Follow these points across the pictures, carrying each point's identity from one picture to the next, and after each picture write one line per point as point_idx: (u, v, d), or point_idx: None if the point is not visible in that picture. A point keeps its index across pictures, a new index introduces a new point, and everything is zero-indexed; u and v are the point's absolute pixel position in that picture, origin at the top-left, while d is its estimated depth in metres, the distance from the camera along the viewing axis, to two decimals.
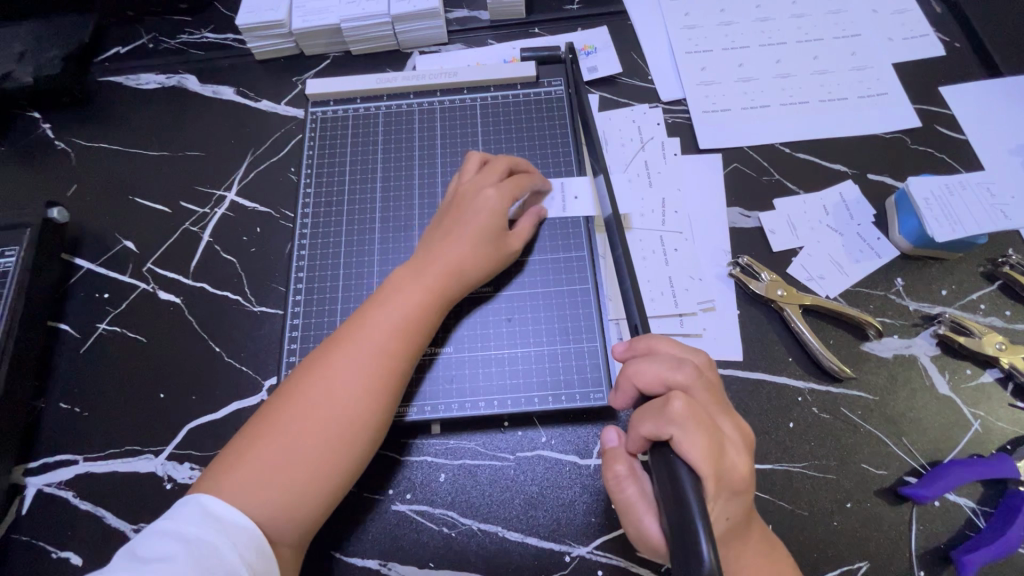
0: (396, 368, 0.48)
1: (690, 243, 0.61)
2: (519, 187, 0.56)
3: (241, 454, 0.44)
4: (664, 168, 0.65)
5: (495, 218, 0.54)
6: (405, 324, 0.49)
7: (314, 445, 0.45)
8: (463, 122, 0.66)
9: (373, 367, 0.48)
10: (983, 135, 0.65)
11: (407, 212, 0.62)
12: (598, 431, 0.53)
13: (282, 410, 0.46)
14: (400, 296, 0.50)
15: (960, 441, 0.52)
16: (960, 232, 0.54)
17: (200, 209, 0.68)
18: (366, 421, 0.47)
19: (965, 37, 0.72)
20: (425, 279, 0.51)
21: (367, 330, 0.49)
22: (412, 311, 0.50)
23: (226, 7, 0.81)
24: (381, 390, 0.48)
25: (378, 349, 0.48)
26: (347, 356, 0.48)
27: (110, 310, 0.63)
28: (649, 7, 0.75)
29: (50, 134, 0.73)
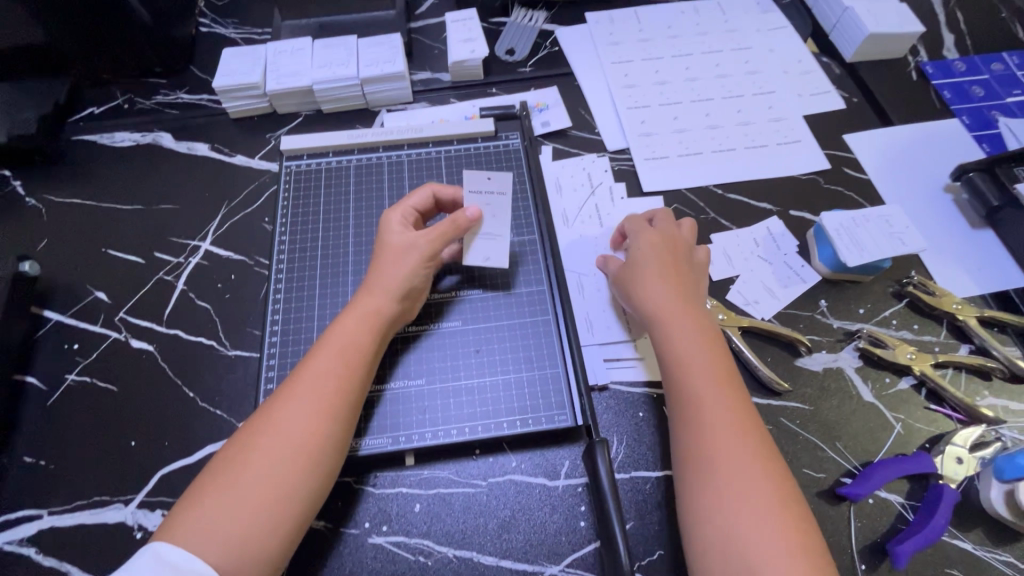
0: (344, 398, 0.51)
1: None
2: (411, 210, 0.61)
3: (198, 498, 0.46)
4: (612, 209, 0.72)
5: (391, 237, 0.58)
6: (350, 356, 0.52)
7: (266, 479, 0.46)
8: (429, 172, 0.72)
9: (320, 399, 0.50)
10: (883, 174, 0.75)
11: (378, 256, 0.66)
12: (565, 452, 0.57)
13: (237, 450, 0.48)
14: (343, 331, 0.54)
15: (885, 443, 0.58)
16: (866, 256, 0.62)
17: (174, 258, 0.70)
18: (316, 452, 0.48)
19: (861, 93, 0.84)
20: (358, 309, 0.55)
21: (307, 363, 0.52)
22: (354, 344, 0.53)
23: (202, 70, 0.86)
24: (326, 418, 0.50)
25: (319, 378, 0.51)
26: (296, 392, 0.50)
27: (80, 360, 0.63)
28: (593, 69, 0.85)
29: (21, 191, 0.75)
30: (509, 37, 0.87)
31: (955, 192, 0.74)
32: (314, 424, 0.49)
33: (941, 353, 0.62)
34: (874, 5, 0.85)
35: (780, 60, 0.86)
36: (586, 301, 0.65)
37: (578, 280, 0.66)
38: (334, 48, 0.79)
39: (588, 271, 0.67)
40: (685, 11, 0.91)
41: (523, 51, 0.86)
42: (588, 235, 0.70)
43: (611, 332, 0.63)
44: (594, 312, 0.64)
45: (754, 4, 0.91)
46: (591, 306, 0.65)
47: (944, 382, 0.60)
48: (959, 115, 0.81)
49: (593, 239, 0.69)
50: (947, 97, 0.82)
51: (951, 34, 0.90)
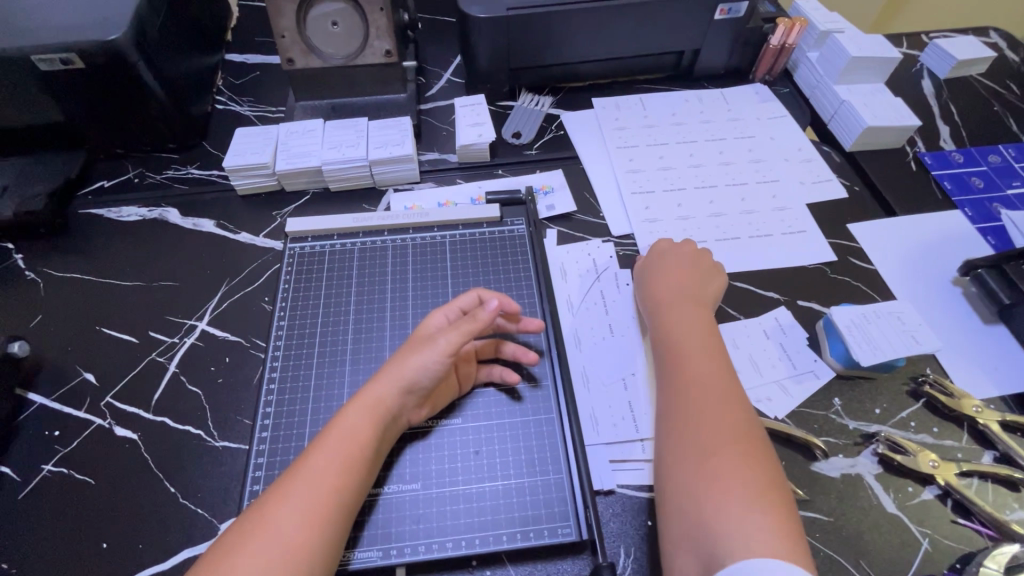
0: (342, 497, 0.48)
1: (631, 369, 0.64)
2: (457, 310, 0.60)
3: None
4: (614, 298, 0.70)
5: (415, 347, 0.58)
6: (350, 449, 0.50)
7: None
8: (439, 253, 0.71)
9: (315, 495, 0.47)
10: (890, 265, 0.75)
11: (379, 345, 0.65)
12: (569, 568, 0.52)
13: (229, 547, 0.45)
14: (350, 419, 0.52)
15: (913, 562, 0.54)
16: (879, 356, 0.61)
17: (169, 338, 0.68)
18: (306, 559, 0.44)
19: (863, 183, 0.85)
20: (365, 398, 0.53)
21: (310, 452, 0.50)
22: (356, 436, 0.50)
23: (215, 147, 0.88)
24: (321, 519, 0.46)
25: (321, 469, 0.48)
26: (296, 487, 0.48)
27: (59, 448, 0.60)
28: (598, 154, 0.86)
29: (20, 264, 0.74)
30: (515, 120, 0.90)
31: (963, 286, 0.73)
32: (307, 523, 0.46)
33: (964, 460, 0.59)
34: (870, 99, 0.88)
35: (780, 148, 0.87)
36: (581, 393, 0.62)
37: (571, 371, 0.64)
38: (345, 130, 0.81)
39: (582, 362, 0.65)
40: (686, 100, 0.94)
41: (530, 135, 0.88)
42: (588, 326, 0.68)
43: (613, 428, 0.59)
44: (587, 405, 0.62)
45: (753, 94, 0.94)
46: (596, 401, 0.62)
47: (970, 494, 0.57)
48: (961, 207, 0.81)
49: (597, 327, 0.68)
50: (948, 188, 0.83)
51: (946, 126, 0.92)
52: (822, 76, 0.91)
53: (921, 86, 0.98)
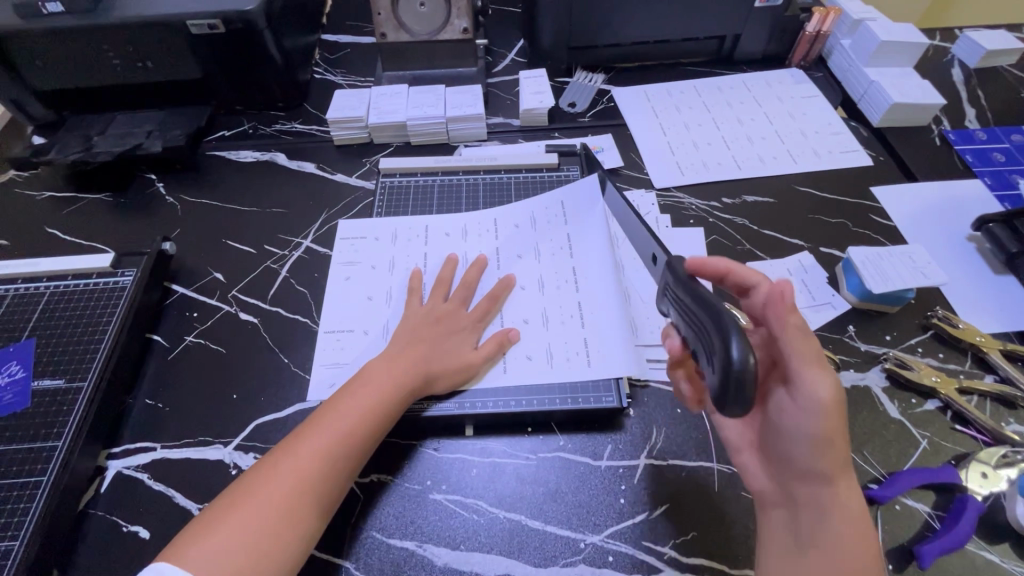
0: (361, 441, 0.57)
1: (598, 274, 0.73)
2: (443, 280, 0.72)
3: (244, 490, 0.53)
4: (550, 215, 0.79)
5: (412, 304, 0.70)
6: (378, 405, 0.59)
7: (287, 492, 0.52)
8: (410, 245, 0.79)
9: (332, 443, 0.56)
10: (908, 222, 0.83)
11: (393, 283, 0.75)
12: (608, 437, 0.64)
13: (244, 489, 0.53)
14: (382, 376, 0.61)
15: (913, 456, 0.62)
16: (890, 285, 0.69)
17: (280, 251, 0.82)
18: (323, 488, 0.54)
19: (888, 154, 0.93)
20: (401, 367, 0.61)
21: (345, 408, 0.58)
22: (387, 387, 0.60)
23: (314, 108, 1.04)
24: (348, 450, 0.56)
25: (350, 423, 0.57)
26: (315, 434, 0.56)
27: (197, 325, 0.75)
28: (643, 121, 0.98)
29: (162, 191, 0.91)
30: (572, 93, 1.02)
31: (977, 242, 0.80)
32: (327, 459, 0.55)
33: (966, 379, 0.67)
34: (897, 81, 0.96)
35: (811, 122, 0.96)
36: (584, 327, 0.68)
37: (563, 310, 0.70)
38: (426, 94, 0.95)
39: (570, 293, 0.72)
40: (726, 80, 1.04)
41: (583, 105, 1.00)
42: (546, 258, 0.75)
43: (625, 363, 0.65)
44: (592, 336, 0.68)
45: (788, 76, 1.04)
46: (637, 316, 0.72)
47: (969, 406, 0.65)
48: (980, 177, 0.89)
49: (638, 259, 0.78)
50: (969, 160, 0.91)
51: (972, 108, 0.99)
52: (854, 59, 1.00)
53: (950, 73, 1.05)
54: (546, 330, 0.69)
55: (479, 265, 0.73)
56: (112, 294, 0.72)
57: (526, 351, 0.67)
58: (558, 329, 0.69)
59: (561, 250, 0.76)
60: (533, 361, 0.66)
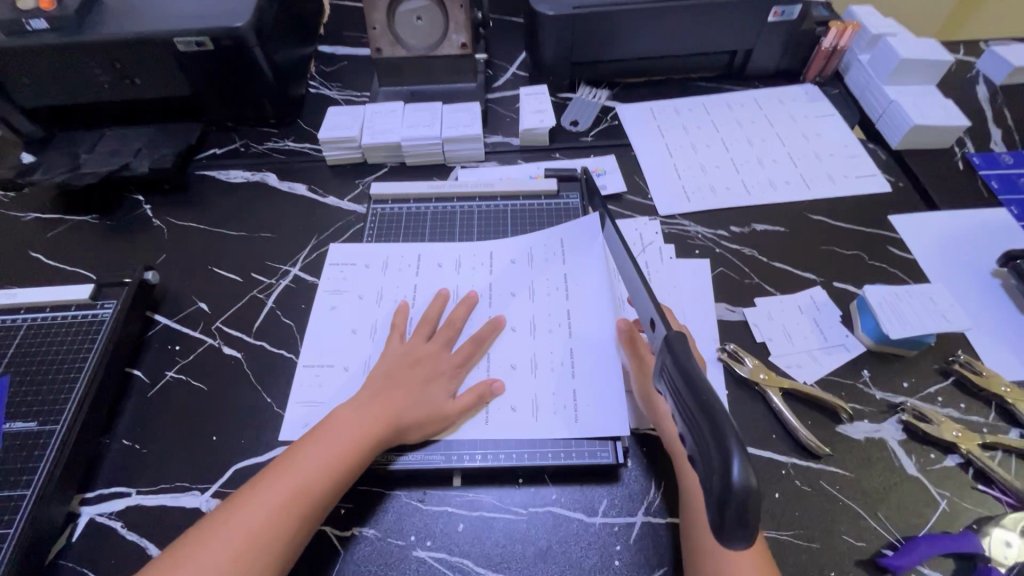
0: (320, 495, 0.54)
1: (596, 320, 0.69)
2: (428, 319, 0.69)
3: (190, 547, 0.50)
4: (548, 253, 0.76)
5: (394, 343, 0.67)
6: (344, 454, 0.56)
7: (234, 549, 0.49)
8: (401, 276, 0.76)
9: (284, 503, 0.52)
10: (929, 255, 0.78)
11: (380, 315, 0.73)
12: (604, 491, 0.60)
13: (183, 552, 0.50)
14: (352, 422, 0.58)
15: (931, 518, 0.58)
16: (908, 330, 0.65)
17: (267, 279, 0.80)
18: (272, 543, 0.50)
19: (907, 179, 0.88)
20: (372, 413, 0.59)
21: (307, 458, 0.55)
22: (349, 441, 0.56)
23: (308, 125, 1.01)
24: (304, 503, 0.53)
25: (311, 474, 0.54)
26: (267, 491, 0.53)
27: (179, 359, 0.72)
28: (648, 141, 0.93)
29: (149, 213, 0.88)
30: (574, 110, 0.98)
31: (1002, 277, 0.75)
32: (281, 515, 0.52)
33: (989, 434, 0.62)
34: (919, 100, 0.91)
35: (826, 144, 0.91)
36: (575, 378, 0.65)
37: (553, 357, 0.67)
38: (422, 112, 0.92)
39: (562, 339, 0.68)
40: (737, 97, 0.99)
41: (586, 123, 0.96)
42: (541, 298, 0.72)
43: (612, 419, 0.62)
44: (583, 389, 0.64)
45: (803, 93, 0.99)
46: None
47: (992, 464, 0.60)
48: (1007, 205, 0.83)
49: None
50: (995, 186, 0.85)
51: (999, 129, 0.94)
52: (873, 77, 0.94)
53: (975, 90, 1.00)
54: (535, 379, 0.66)
55: (466, 305, 0.70)
56: (90, 328, 0.69)
57: (510, 402, 0.64)
58: (547, 378, 0.65)
59: (557, 290, 0.72)
60: (517, 413, 0.63)
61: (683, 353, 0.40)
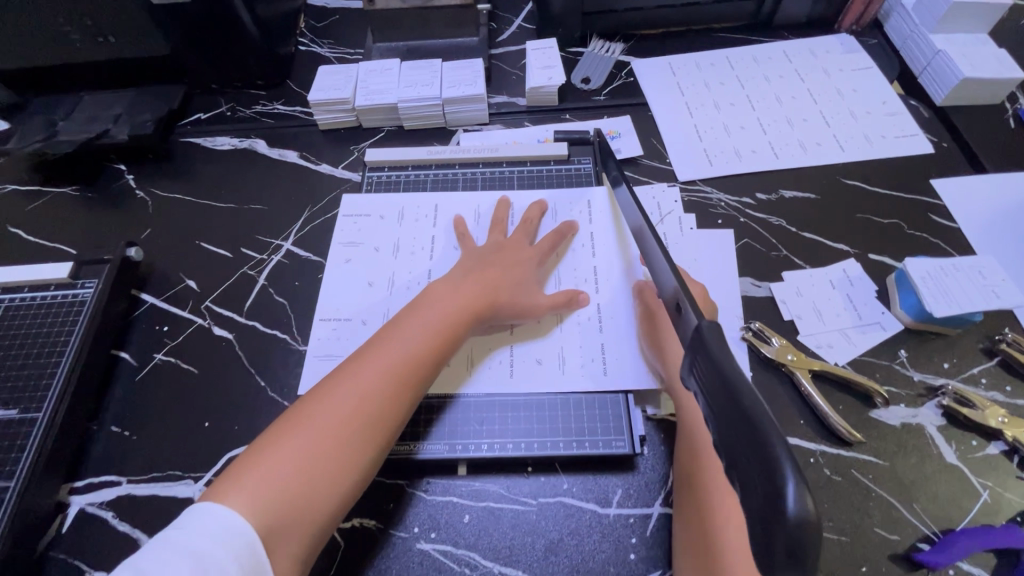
0: (425, 366, 0.56)
1: (622, 277, 0.68)
2: (499, 221, 0.71)
3: (303, 416, 0.51)
4: (573, 210, 0.74)
5: (467, 246, 0.69)
6: (447, 328, 0.58)
7: (355, 411, 0.51)
8: (418, 225, 0.74)
9: (388, 381, 0.54)
10: (974, 224, 0.72)
11: (397, 267, 0.71)
12: (618, 481, 0.56)
13: (287, 424, 0.51)
14: (448, 300, 0.60)
15: (971, 510, 0.54)
16: (955, 308, 0.59)
17: (258, 255, 0.75)
18: (389, 411, 0.53)
19: (953, 139, 0.80)
20: (471, 293, 0.61)
21: (406, 335, 0.57)
22: (444, 322, 0.59)
23: (297, 85, 0.93)
24: (417, 370, 0.55)
25: (417, 345, 0.57)
26: (371, 368, 0.54)
27: (168, 341, 0.68)
28: (666, 100, 0.85)
29: (132, 184, 0.83)
30: (586, 66, 0.90)
31: None
32: (396, 382, 0.54)
33: None
34: (969, 50, 0.82)
35: (863, 100, 0.83)
36: (602, 333, 0.63)
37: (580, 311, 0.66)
38: (420, 69, 0.84)
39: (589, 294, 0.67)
40: (765, 49, 0.91)
41: (599, 81, 0.88)
42: (566, 253, 0.70)
43: (635, 378, 0.60)
44: (610, 343, 0.63)
45: (837, 44, 0.90)
46: None
47: None
48: None
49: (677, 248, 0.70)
50: None
51: None
52: (918, 24, 0.85)
53: None
54: (559, 331, 0.64)
55: (536, 211, 0.72)
56: (70, 310, 0.65)
57: (536, 354, 0.63)
58: (574, 332, 0.64)
59: (585, 246, 0.71)
60: (543, 366, 0.62)
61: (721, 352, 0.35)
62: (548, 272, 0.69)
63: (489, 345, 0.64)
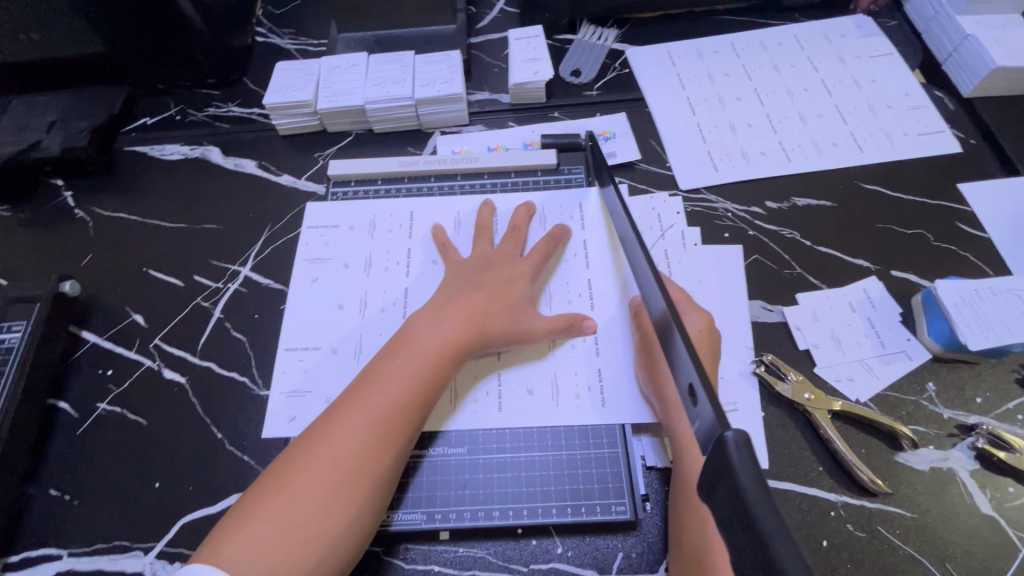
0: (409, 411, 0.49)
1: (619, 290, 0.61)
2: (483, 229, 0.64)
3: (276, 485, 0.45)
4: (564, 214, 0.66)
5: (451, 259, 0.62)
6: (431, 364, 0.51)
7: (332, 475, 0.45)
8: (391, 237, 0.66)
9: (367, 435, 0.47)
10: (1006, 234, 0.65)
11: (370, 286, 0.64)
12: (619, 545, 0.50)
13: (262, 493, 0.45)
14: (430, 331, 0.53)
15: (1009, 570, 0.49)
16: (993, 340, 0.53)
17: (213, 283, 0.67)
18: (371, 470, 0.46)
19: (981, 135, 0.72)
20: (454, 319, 0.54)
21: (384, 377, 0.50)
22: (427, 358, 0.51)
23: (255, 82, 0.84)
24: (400, 418, 0.49)
25: (398, 388, 0.50)
26: (348, 420, 0.48)
27: (112, 387, 0.61)
28: (665, 95, 0.77)
29: (71, 202, 0.74)
30: (576, 57, 0.81)
31: None
32: (377, 434, 0.47)
33: None
34: (1001, 33, 0.74)
35: (883, 91, 0.75)
36: (599, 357, 0.57)
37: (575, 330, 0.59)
38: (390, 65, 0.75)
39: (583, 311, 0.60)
40: (774, 34, 0.82)
41: (590, 73, 0.79)
42: (558, 263, 0.63)
43: (636, 409, 0.54)
44: (609, 369, 0.57)
45: (854, 27, 0.81)
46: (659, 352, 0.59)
47: None
48: None
49: (678, 263, 0.64)
50: None
51: None
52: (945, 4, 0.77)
53: None
54: (553, 354, 0.58)
55: (524, 216, 0.65)
56: None
57: (526, 382, 0.56)
58: (568, 356, 0.57)
59: (578, 256, 0.64)
60: (536, 396, 0.56)
61: (748, 473, 0.30)
62: (542, 285, 0.62)
63: (475, 373, 0.57)
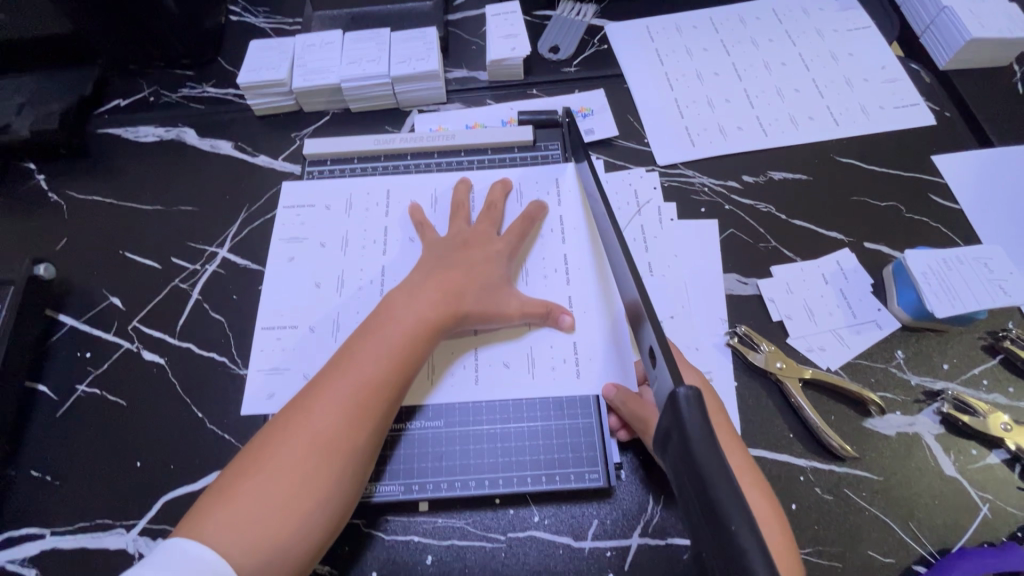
0: (387, 384, 0.50)
1: (595, 264, 0.62)
2: (460, 206, 0.64)
3: (257, 458, 0.46)
4: (541, 190, 0.66)
5: (427, 237, 0.62)
6: (407, 338, 0.52)
7: (311, 446, 0.46)
8: (367, 216, 0.66)
9: (345, 408, 0.48)
10: (977, 205, 0.66)
11: (348, 266, 0.64)
12: (594, 513, 0.52)
13: (244, 467, 0.46)
14: (406, 306, 0.54)
15: (970, 527, 0.50)
16: (959, 308, 0.54)
17: (191, 265, 0.67)
18: (350, 441, 0.47)
19: (956, 107, 0.73)
20: (430, 294, 0.54)
21: (362, 352, 0.51)
22: (403, 333, 0.52)
23: (229, 62, 0.82)
24: (377, 390, 0.49)
25: (375, 362, 0.50)
26: (326, 395, 0.48)
27: (91, 370, 0.61)
28: (643, 70, 0.77)
29: (44, 185, 0.73)
30: (554, 33, 0.80)
31: None
32: (354, 406, 0.48)
33: None
34: (976, 5, 0.74)
35: (859, 65, 0.75)
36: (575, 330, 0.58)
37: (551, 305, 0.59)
38: (365, 42, 0.74)
39: (560, 286, 0.61)
40: (753, 8, 0.81)
41: (568, 50, 0.78)
42: (534, 240, 0.63)
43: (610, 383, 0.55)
44: (584, 342, 0.57)
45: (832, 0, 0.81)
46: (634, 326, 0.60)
47: None
48: None
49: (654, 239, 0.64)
50: None
51: None
52: None
53: None
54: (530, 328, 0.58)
55: (500, 194, 0.65)
56: None
57: (503, 356, 0.57)
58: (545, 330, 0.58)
59: (555, 231, 0.64)
60: (512, 369, 0.56)
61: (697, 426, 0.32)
62: (519, 261, 0.62)
63: (453, 348, 0.57)
